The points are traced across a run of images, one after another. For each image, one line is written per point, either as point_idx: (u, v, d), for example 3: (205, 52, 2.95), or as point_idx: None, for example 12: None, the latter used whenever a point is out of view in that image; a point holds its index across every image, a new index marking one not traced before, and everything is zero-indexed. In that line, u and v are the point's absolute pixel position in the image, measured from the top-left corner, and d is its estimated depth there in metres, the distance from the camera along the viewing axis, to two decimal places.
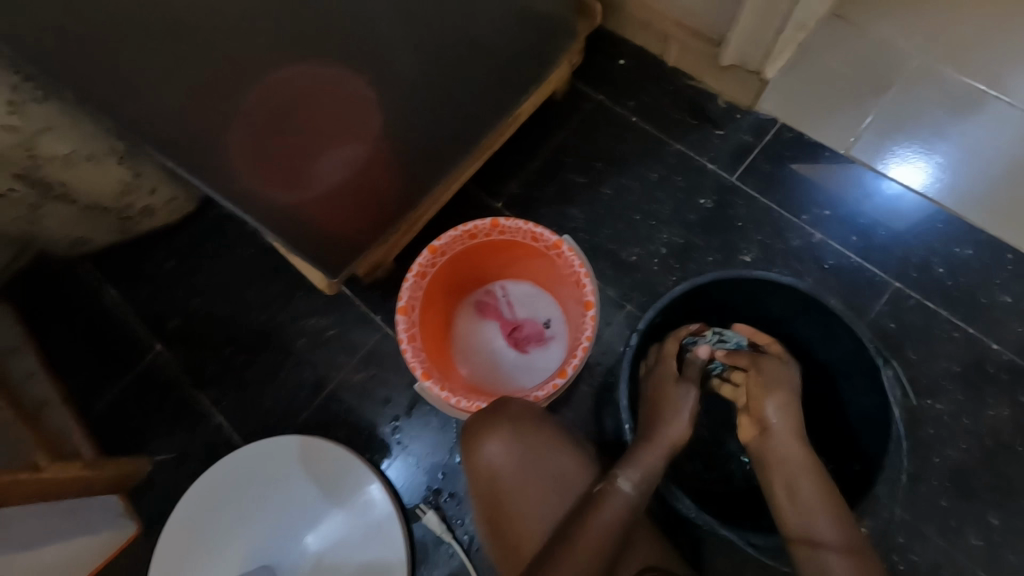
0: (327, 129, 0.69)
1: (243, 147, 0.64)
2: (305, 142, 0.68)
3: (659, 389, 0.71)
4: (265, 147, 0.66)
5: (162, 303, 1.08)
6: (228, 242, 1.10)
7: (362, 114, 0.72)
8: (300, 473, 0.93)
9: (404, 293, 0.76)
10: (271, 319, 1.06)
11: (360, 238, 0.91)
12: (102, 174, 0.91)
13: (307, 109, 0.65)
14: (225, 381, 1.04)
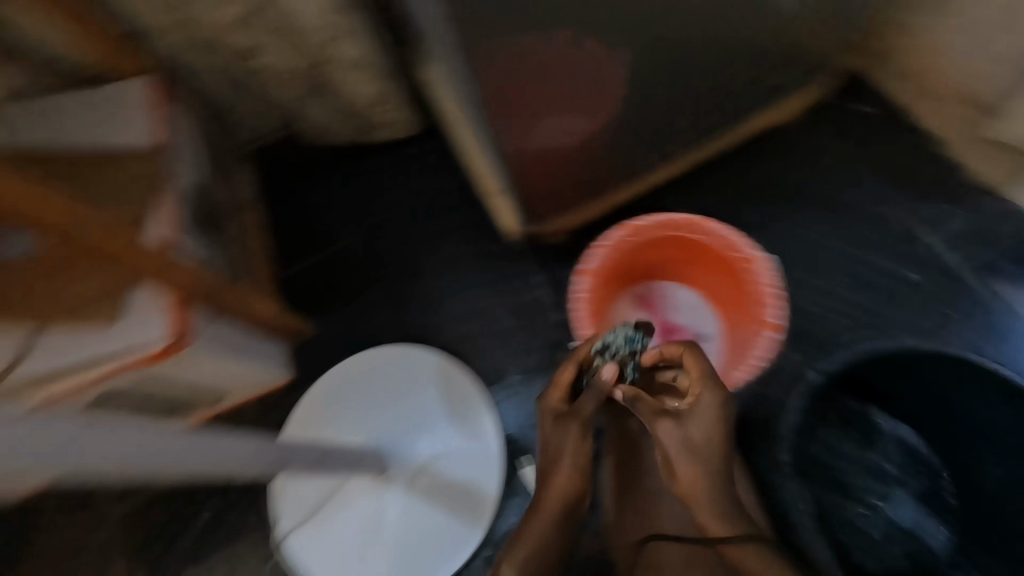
0: (566, 94, 0.75)
1: (495, 97, 0.72)
2: (557, 105, 0.77)
3: (548, 443, 0.79)
4: (507, 101, 0.73)
5: (366, 203, 1.25)
6: (435, 172, 1.25)
7: (599, 89, 0.77)
8: (436, 385, 1.04)
9: (589, 259, 0.82)
10: (451, 246, 1.19)
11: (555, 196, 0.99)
12: (366, 84, 1.08)
13: (558, 75, 0.71)
14: (397, 284, 1.19)
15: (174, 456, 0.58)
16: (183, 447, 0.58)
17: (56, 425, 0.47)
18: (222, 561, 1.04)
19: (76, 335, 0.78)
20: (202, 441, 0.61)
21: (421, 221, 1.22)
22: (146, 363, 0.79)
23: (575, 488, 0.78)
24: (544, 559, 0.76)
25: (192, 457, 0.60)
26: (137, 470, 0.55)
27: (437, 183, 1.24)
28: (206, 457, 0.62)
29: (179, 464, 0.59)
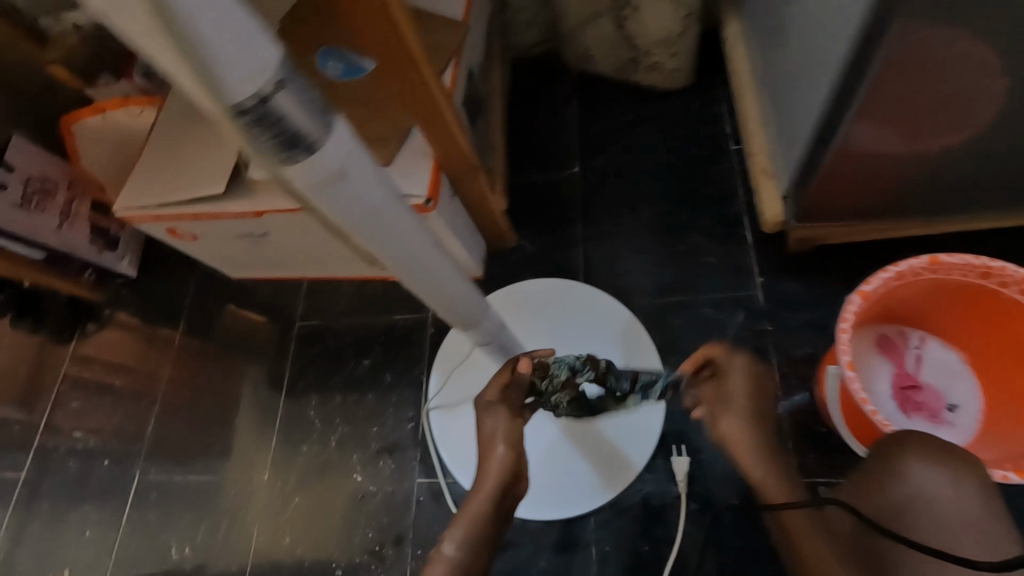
0: (955, 88, 0.65)
1: (886, 58, 0.62)
2: (929, 102, 0.67)
3: (481, 436, 0.74)
4: (894, 73, 0.64)
5: (602, 141, 1.21)
6: (684, 130, 1.18)
7: (991, 94, 0.66)
8: (617, 340, 1.00)
9: (876, 279, 0.71)
10: (672, 213, 1.11)
11: (837, 208, 0.87)
12: (664, 13, 1.05)
13: (970, 57, 0.61)
14: (604, 230, 1.13)
15: (437, 286, 0.56)
16: (446, 279, 0.56)
17: (377, 198, 0.42)
18: (367, 409, 1.13)
19: None
20: (461, 284, 0.58)
21: (653, 175, 1.16)
22: None
23: (509, 461, 0.71)
24: (477, 536, 0.65)
25: (446, 293, 0.58)
26: (409, 281, 0.54)
27: (683, 142, 1.17)
28: (454, 300, 0.60)
29: (435, 295, 0.57)
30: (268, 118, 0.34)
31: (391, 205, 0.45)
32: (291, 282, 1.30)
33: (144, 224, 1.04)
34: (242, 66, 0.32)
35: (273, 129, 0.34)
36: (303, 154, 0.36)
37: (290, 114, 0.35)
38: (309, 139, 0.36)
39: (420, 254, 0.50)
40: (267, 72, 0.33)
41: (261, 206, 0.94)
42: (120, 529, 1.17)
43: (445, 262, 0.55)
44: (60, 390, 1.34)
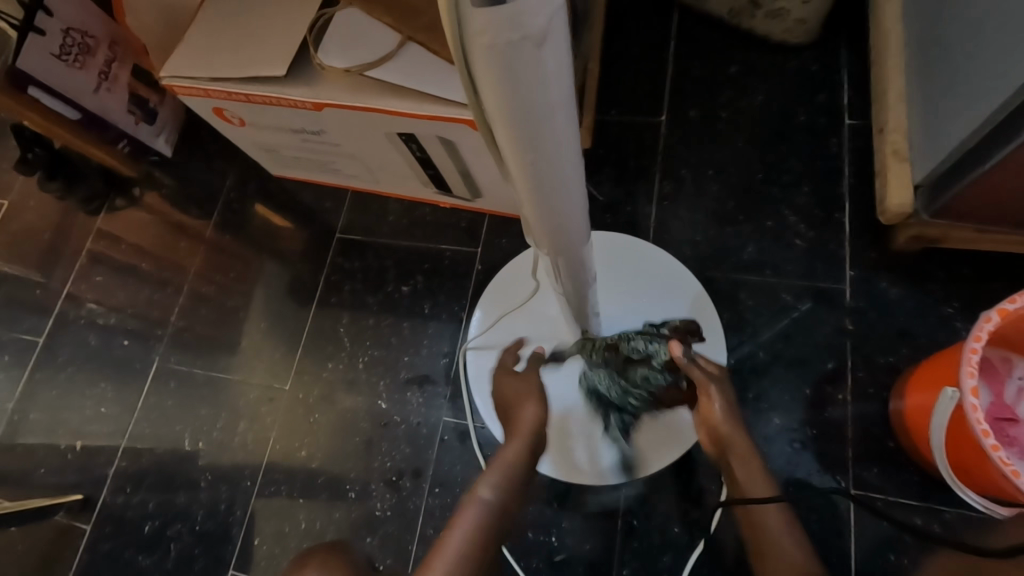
0: None
1: None
2: None
3: (512, 408, 0.76)
4: None
5: (700, 90, 1.06)
6: (797, 93, 1.03)
7: None
8: (684, 313, 0.92)
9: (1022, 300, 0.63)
10: (765, 183, 1.00)
11: (970, 209, 0.79)
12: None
13: None
14: (685, 191, 1.02)
15: (555, 204, 0.47)
16: (567, 201, 0.48)
17: (552, 86, 0.34)
18: (401, 337, 1.08)
19: (440, 69, 0.80)
20: (577, 211, 0.50)
21: (754, 137, 1.02)
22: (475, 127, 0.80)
23: (538, 420, 0.72)
24: (510, 485, 0.66)
25: (558, 216, 0.50)
26: (528, 191, 0.45)
27: (794, 106, 1.03)
28: (562, 227, 0.52)
29: (545, 214, 0.49)
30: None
31: (560, 109, 0.38)
32: (334, 190, 1.22)
33: (192, 99, 0.95)
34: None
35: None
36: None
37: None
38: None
39: (557, 163, 0.42)
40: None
41: (322, 98, 0.84)
42: (136, 411, 1.16)
43: (576, 180, 0.46)
44: (88, 261, 1.31)
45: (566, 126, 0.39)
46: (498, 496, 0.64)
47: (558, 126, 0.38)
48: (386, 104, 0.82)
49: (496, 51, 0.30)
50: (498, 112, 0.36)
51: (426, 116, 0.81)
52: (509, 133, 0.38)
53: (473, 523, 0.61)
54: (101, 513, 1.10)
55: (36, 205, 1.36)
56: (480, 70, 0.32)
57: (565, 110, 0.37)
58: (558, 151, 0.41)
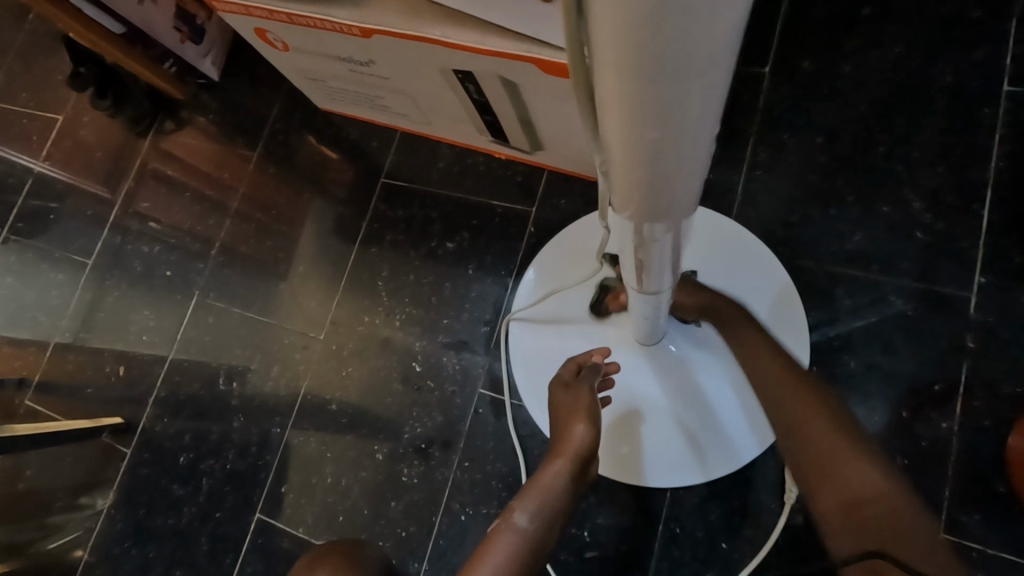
0: None
1: None
2: None
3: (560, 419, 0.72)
4: None
5: (820, 35, 0.87)
6: (947, 47, 0.83)
7: None
8: (765, 306, 0.80)
9: None
10: (887, 158, 0.82)
11: None
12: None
13: None
14: (783, 160, 0.86)
15: (660, 172, 0.36)
16: (679, 169, 0.36)
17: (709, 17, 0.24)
18: (442, 296, 1.00)
19: None
20: (685, 193, 0.40)
21: (880, 100, 0.84)
22: (548, 69, 0.68)
23: (586, 444, 0.68)
24: (549, 519, 0.63)
25: (660, 188, 0.38)
26: (632, 166, 0.35)
27: (939, 64, 0.83)
28: (661, 202, 0.40)
29: (642, 184, 0.37)
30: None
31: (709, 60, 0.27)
32: (383, 127, 1.12)
33: (233, 18, 0.86)
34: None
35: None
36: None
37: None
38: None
39: (681, 117, 0.30)
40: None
41: (371, 24, 0.73)
42: (175, 344, 1.15)
43: (701, 147, 0.36)
44: (134, 185, 1.28)
45: (710, 68, 0.27)
46: (536, 526, 0.62)
47: (699, 67, 0.27)
48: (443, 34, 0.70)
49: None
50: (615, 50, 0.26)
51: (487, 52, 0.69)
52: (626, 82, 0.28)
53: (508, 554, 0.59)
54: (141, 438, 1.12)
55: (87, 121, 1.33)
56: None
57: (718, 58, 0.27)
58: (688, 98, 0.29)
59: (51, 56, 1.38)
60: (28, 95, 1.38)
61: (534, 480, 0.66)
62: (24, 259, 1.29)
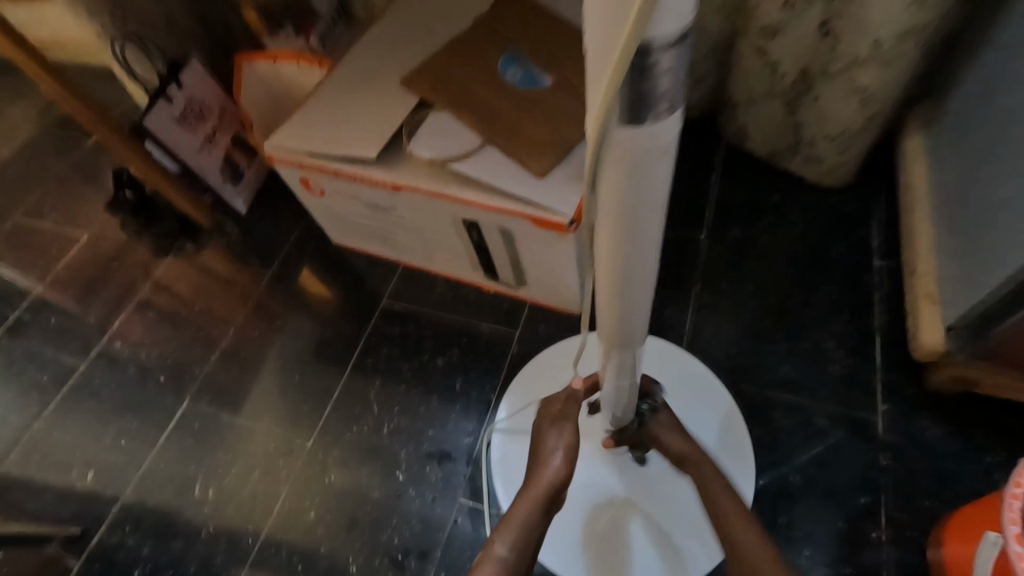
0: None
1: None
2: None
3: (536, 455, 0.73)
4: None
5: (738, 215, 1.15)
6: (831, 229, 1.11)
7: None
8: (715, 423, 0.93)
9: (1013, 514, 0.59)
10: (798, 306, 1.04)
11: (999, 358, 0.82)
12: (846, 108, 0.99)
13: None
14: (721, 304, 1.07)
15: (630, 281, 0.51)
16: (644, 280, 0.52)
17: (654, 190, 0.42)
18: (429, 409, 1.10)
19: (513, 169, 0.91)
20: (644, 307, 0.56)
21: (788, 263, 1.09)
22: (538, 222, 0.90)
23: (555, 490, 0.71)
24: (527, 541, 0.65)
25: (629, 296, 0.54)
26: (610, 278, 0.52)
27: (828, 243, 1.10)
28: (629, 307, 0.55)
29: (618, 291, 0.53)
30: (647, 67, 0.34)
31: (655, 213, 0.45)
32: (387, 261, 1.29)
33: (285, 168, 1.09)
34: (676, 14, 0.32)
35: (642, 77, 0.34)
36: (647, 112, 0.36)
37: (665, 68, 0.34)
38: (661, 100, 0.36)
39: (641, 247, 0.48)
40: (684, 25, 0.33)
41: (402, 180, 0.96)
42: (153, 450, 1.17)
43: (652, 274, 0.52)
44: (144, 295, 1.39)
45: (655, 218, 0.45)
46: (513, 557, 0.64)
47: (649, 217, 0.45)
48: (459, 193, 0.92)
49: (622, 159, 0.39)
50: (605, 202, 0.44)
51: (494, 207, 0.91)
52: (609, 222, 0.45)
53: None
54: (94, 549, 1.09)
55: (111, 239, 1.48)
56: (606, 172, 0.41)
57: (659, 213, 0.45)
58: (645, 231, 0.46)
59: (96, 185, 1.58)
60: (64, 216, 1.55)
61: (510, 511, 0.68)
62: (16, 361, 1.34)
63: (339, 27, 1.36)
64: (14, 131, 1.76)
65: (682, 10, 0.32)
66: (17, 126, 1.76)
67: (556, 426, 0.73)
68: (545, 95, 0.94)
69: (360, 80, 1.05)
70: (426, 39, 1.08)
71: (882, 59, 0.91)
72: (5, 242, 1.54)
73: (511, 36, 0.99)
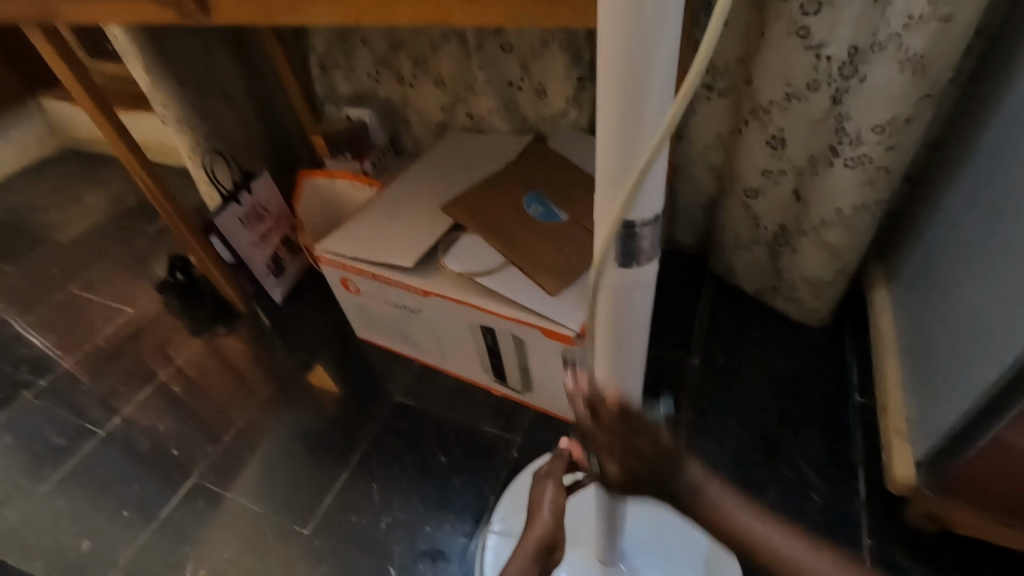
0: None
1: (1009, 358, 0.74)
2: None
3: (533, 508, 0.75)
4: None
5: (728, 342, 1.27)
6: (813, 364, 1.21)
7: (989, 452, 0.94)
8: (701, 541, 0.96)
9: None
10: (783, 434, 1.11)
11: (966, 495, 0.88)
12: (818, 260, 1.15)
13: None
14: (710, 424, 1.14)
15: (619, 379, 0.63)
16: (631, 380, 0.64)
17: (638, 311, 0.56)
18: (427, 504, 1.13)
19: (528, 286, 1.05)
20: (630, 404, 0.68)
21: (775, 392, 1.18)
22: (547, 332, 1.02)
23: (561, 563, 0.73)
24: None
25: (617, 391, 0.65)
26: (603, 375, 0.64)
27: (811, 376, 1.19)
28: None
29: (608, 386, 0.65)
30: (632, 232, 0.49)
31: (639, 329, 0.58)
32: (404, 357, 1.40)
33: (328, 268, 1.24)
34: (650, 205, 0.48)
35: (629, 238, 0.50)
36: (631, 260, 0.51)
37: (645, 235, 0.50)
38: (642, 254, 0.51)
39: (627, 354, 0.61)
40: (656, 210, 0.49)
41: (431, 287, 1.10)
42: (151, 521, 1.19)
43: (635, 375, 0.65)
44: (172, 369, 1.49)
45: (638, 333, 0.59)
46: None
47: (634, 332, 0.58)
48: (479, 301, 1.06)
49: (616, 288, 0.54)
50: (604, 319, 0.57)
51: (510, 316, 1.04)
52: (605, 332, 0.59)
53: None
54: None
55: (153, 316, 1.62)
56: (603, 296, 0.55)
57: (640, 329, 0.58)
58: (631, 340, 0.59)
59: (150, 266, 1.76)
60: (115, 291, 1.70)
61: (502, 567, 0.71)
62: (38, 422, 1.41)
63: (388, 157, 1.61)
64: (86, 213, 1.99)
65: (654, 203, 0.48)
66: (91, 209, 2.00)
67: (543, 482, 0.77)
68: (559, 228, 1.11)
69: (404, 201, 1.25)
70: (463, 174, 1.29)
71: (844, 224, 1.08)
72: (57, 310, 1.68)
73: (534, 179, 1.20)
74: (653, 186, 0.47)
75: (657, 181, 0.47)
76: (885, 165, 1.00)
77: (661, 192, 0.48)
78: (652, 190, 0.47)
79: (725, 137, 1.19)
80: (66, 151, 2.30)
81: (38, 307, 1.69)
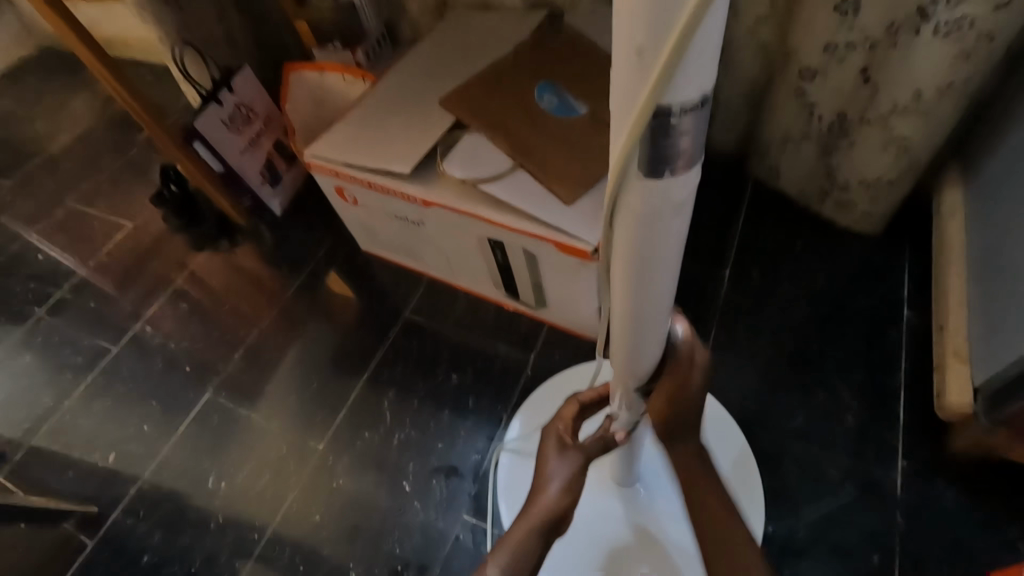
0: None
1: None
2: None
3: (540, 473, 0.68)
4: None
5: (764, 254, 1.14)
6: (861, 278, 1.09)
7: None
8: (726, 464, 0.91)
9: None
10: (821, 355, 1.02)
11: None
12: (882, 159, 0.98)
13: None
14: (741, 344, 1.06)
15: (643, 318, 0.53)
16: (657, 317, 0.53)
17: (670, 232, 0.44)
18: (440, 424, 1.11)
19: (540, 195, 0.92)
20: (654, 345, 0.57)
21: (814, 308, 1.07)
22: (563, 248, 0.91)
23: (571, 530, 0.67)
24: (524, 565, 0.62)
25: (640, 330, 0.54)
26: (622, 313, 0.53)
27: (857, 290, 1.08)
28: (641, 343, 0.56)
29: (629, 324, 0.54)
30: (666, 127, 0.36)
31: (670, 256, 0.47)
32: (412, 273, 1.31)
33: (321, 176, 1.12)
34: (696, 80, 0.34)
35: (663, 134, 0.37)
36: (664, 166, 0.39)
37: (683, 129, 0.37)
38: (679, 157, 0.38)
39: (654, 288, 0.49)
40: (701, 93, 0.35)
41: (432, 198, 0.99)
42: (172, 437, 1.21)
43: (662, 311, 0.54)
44: (177, 287, 1.44)
45: (669, 261, 0.47)
46: None
47: (664, 260, 0.46)
48: (487, 213, 0.95)
49: (642, 206, 0.41)
50: (624, 244, 0.45)
51: (521, 229, 0.93)
52: (625, 262, 0.47)
53: None
54: (106, 531, 1.13)
55: (153, 232, 1.55)
56: (625, 216, 0.43)
57: (672, 256, 0.47)
58: (660, 271, 0.47)
59: (144, 179, 1.66)
60: (112, 206, 1.62)
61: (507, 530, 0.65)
62: (53, 341, 1.40)
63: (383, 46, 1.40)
64: (72, 122, 1.86)
65: (702, 79, 0.35)
66: (77, 118, 1.87)
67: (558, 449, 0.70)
68: (578, 125, 0.96)
69: (399, 99, 1.09)
70: (467, 63, 1.11)
71: (922, 111, 0.90)
72: (56, 227, 1.62)
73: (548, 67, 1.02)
74: (700, 56, 0.34)
75: (708, 45, 0.33)
76: (988, 31, 0.79)
77: (710, 64, 0.34)
78: (697, 60, 0.34)
79: (782, 5, 0.97)
80: (42, 52, 2.11)
81: (38, 225, 1.64)
